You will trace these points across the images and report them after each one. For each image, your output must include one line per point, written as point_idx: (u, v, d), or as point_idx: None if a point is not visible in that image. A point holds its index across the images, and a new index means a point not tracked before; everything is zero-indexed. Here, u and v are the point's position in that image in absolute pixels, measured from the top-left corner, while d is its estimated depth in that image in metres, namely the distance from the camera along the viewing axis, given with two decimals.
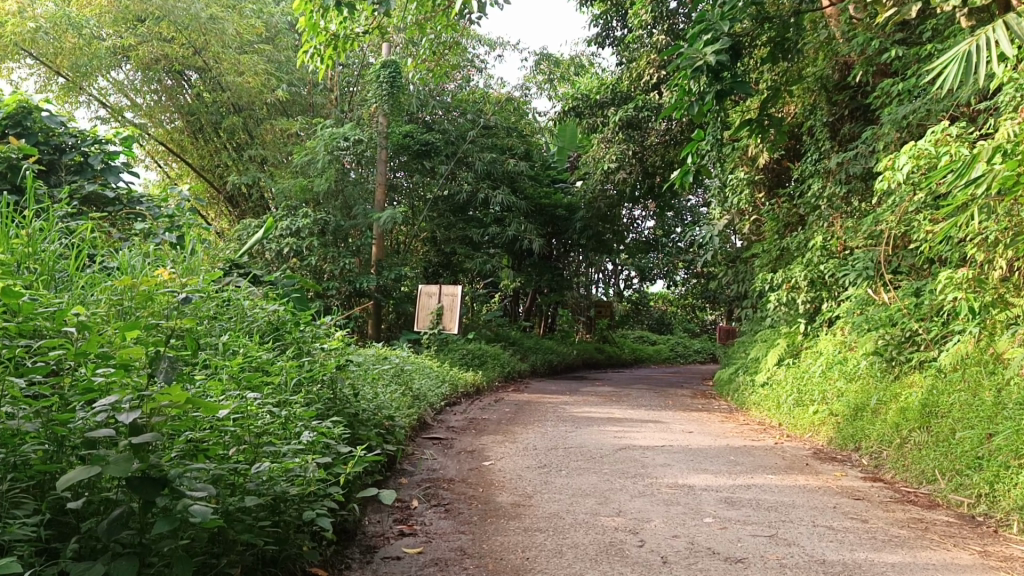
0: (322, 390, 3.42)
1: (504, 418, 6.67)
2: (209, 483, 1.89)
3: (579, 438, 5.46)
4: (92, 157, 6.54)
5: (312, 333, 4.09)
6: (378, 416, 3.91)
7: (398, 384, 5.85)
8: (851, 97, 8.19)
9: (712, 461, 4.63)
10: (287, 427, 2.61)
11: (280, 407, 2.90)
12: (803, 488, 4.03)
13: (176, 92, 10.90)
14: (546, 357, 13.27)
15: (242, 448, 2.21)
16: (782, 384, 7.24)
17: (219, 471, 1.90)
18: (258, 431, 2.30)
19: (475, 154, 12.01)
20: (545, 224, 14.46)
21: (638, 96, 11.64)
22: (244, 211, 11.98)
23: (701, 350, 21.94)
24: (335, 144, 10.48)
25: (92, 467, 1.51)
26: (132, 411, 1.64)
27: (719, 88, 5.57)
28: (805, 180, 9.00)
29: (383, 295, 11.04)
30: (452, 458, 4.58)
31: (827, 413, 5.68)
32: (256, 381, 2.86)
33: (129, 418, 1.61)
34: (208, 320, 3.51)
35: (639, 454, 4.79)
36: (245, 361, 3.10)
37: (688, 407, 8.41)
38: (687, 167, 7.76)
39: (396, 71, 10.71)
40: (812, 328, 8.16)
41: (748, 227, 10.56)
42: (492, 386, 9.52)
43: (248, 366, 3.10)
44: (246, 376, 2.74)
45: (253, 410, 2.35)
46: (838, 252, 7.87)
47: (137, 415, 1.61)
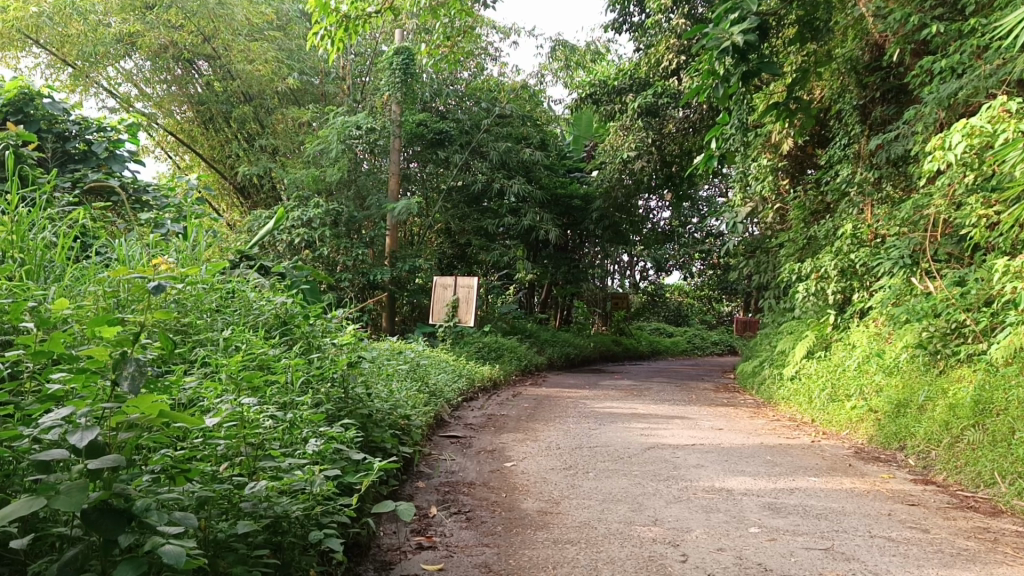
0: (332, 389, 3.13)
1: (522, 414, 6.39)
2: (191, 507, 1.62)
3: (605, 436, 5.18)
4: (96, 145, 6.33)
5: (322, 327, 3.79)
6: (393, 416, 3.63)
7: (413, 380, 5.58)
8: (883, 79, 7.84)
9: (749, 462, 4.34)
10: (293, 433, 2.35)
11: (285, 410, 2.63)
12: (851, 493, 3.73)
13: (186, 82, 10.71)
14: (563, 349, 12.99)
15: (236, 462, 1.97)
16: (813, 378, 6.93)
17: (203, 493, 1.63)
18: (256, 441, 2.05)
19: (490, 143, 11.72)
20: (562, 215, 14.14)
21: (657, 82, 11.32)
22: (256, 202, 11.74)
23: (719, 342, 21.60)
24: (348, 132, 10.23)
25: (36, 501, 1.26)
26: (88, 429, 1.38)
27: (746, 70, 5.25)
28: (833, 166, 8.68)
29: (397, 287, 10.79)
30: (472, 460, 4.30)
31: (867, 409, 5.38)
32: (258, 383, 2.60)
33: (84, 440, 1.35)
34: (208, 316, 3.27)
35: (670, 455, 4.50)
36: (247, 360, 2.85)
37: (712, 402, 8.13)
38: (711, 152, 7.46)
39: (409, 58, 10.43)
40: (842, 320, 7.84)
41: (772, 216, 10.22)
42: (510, 380, 9.26)
43: (253, 365, 2.83)
44: (246, 376, 2.47)
45: (250, 415, 2.09)
46: (869, 241, 7.59)
47: (94, 435, 1.35)
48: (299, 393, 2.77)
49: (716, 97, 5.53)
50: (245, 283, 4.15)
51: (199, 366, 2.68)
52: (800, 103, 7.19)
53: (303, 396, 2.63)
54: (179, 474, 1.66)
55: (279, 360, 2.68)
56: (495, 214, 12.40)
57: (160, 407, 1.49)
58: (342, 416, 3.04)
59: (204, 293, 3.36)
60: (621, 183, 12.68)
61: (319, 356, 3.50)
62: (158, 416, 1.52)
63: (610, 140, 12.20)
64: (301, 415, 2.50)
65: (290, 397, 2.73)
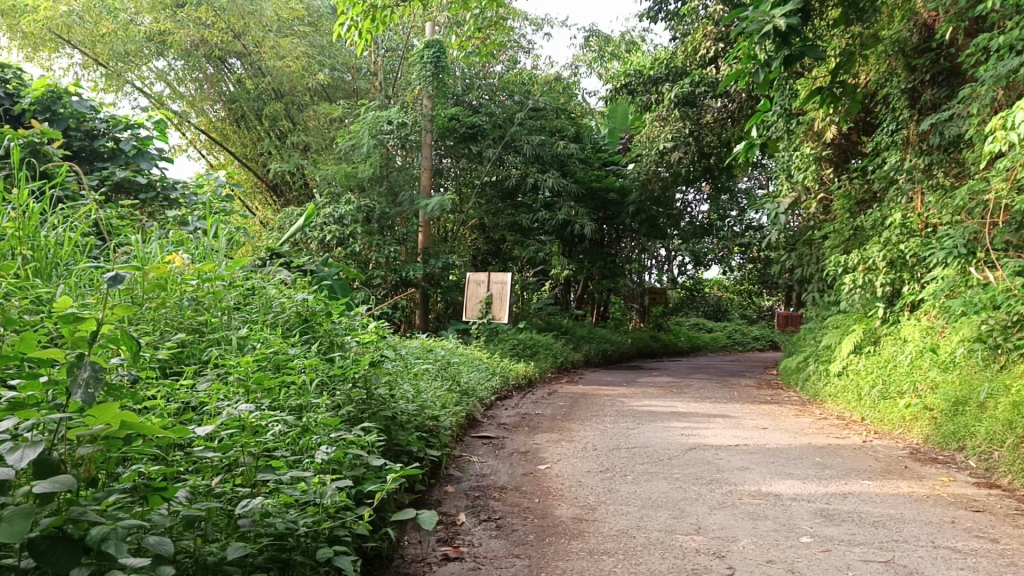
0: (354, 390, 2.97)
1: (558, 413, 6.20)
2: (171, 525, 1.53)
3: (644, 436, 4.96)
4: (123, 142, 6.26)
5: (345, 324, 3.63)
6: (420, 417, 3.46)
7: (444, 379, 5.41)
8: (933, 60, 7.51)
9: (798, 465, 4.09)
10: (306, 441, 2.19)
11: (301, 414, 2.48)
12: (909, 498, 3.47)
13: (218, 80, 10.69)
14: (600, 346, 12.76)
15: (237, 474, 1.85)
16: (862, 374, 6.64)
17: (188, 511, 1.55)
18: (261, 450, 1.93)
19: (523, 136, 11.52)
20: (597, 209, 13.89)
21: (695, 71, 11.03)
22: (289, 200, 11.67)
23: (761, 337, 21.13)
24: (379, 127, 10.12)
25: None
26: (35, 445, 1.31)
27: (788, 54, 5.00)
28: (880, 154, 8.34)
29: (430, 284, 10.64)
30: (504, 462, 4.12)
31: (921, 406, 5.09)
32: (268, 386, 2.45)
33: (29, 457, 1.29)
34: (226, 314, 3.15)
35: (712, 456, 4.28)
36: (263, 361, 2.73)
37: (756, 399, 7.86)
38: (752, 140, 7.19)
39: (440, 51, 10.27)
40: (892, 313, 7.52)
41: (815, 206, 9.87)
42: (545, 378, 9.07)
43: (264, 367, 2.69)
44: (254, 378, 2.32)
45: (252, 421, 1.98)
46: (920, 231, 7.27)
47: (38, 451, 1.29)
48: (315, 394, 2.62)
49: (755, 82, 5.28)
50: (268, 279, 4.01)
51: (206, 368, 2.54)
52: (845, 88, 6.89)
53: (318, 397, 2.49)
54: (154, 494, 1.55)
55: (291, 361, 2.53)
56: (530, 209, 12.20)
57: (124, 418, 1.41)
58: (365, 419, 2.88)
59: (222, 291, 3.24)
60: (658, 175, 12.39)
61: (343, 353, 3.33)
62: (121, 427, 1.44)
63: (647, 131, 11.93)
64: (314, 419, 2.35)
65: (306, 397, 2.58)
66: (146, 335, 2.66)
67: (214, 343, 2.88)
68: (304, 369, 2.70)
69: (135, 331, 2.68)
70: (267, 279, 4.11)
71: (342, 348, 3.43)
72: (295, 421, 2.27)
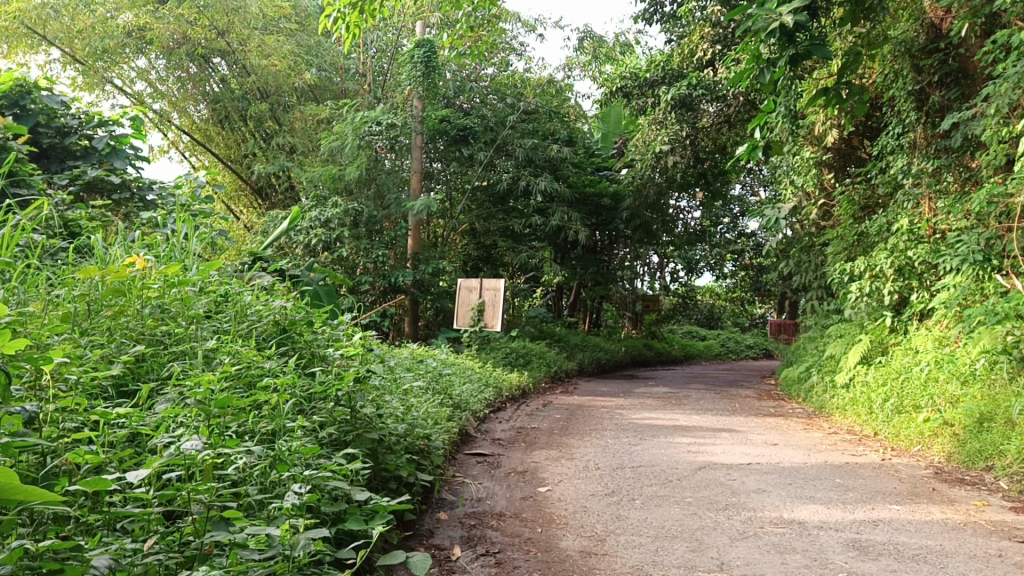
0: (336, 409, 2.65)
1: (556, 426, 5.90)
2: None
3: (648, 454, 4.66)
4: (97, 139, 5.94)
5: (326, 334, 3.30)
6: (411, 437, 3.14)
7: (435, 391, 5.11)
8: (941, 61, 7.22)
9: (817, 487, 3.80)
10: (275, 476, 1.91)
11: (271, 439, 2.17)
12: (945, 526, 3.18)
13: (202, 80, 10.39)
14: (594, 354, 12.46)
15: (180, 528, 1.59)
16: (870, 386, 6.38)
17: None
18: (210, 495, 1.66)
19: (516, 140, 11.24)
20: (590, 214, 13.49)
21: (691, 73, 10.77)
22: (275, 203, 11.34)
23: (754, 346, 20.86)
24: (367, 128, 9.84)
25: None
26: None
27: (793, 53, 4.72)
28: (884, 156, 8.14)
29: (420, 290, 10.32)
30: (501, 483, 3.81)
31: (941, 422, 4.81)
32: (234, 407, 2.14)
33: None
34: (194, 324, 2.84)
35: (724, 477, 3.97)
36: (229, 378, 2.41)
37: (758, 411, 7.56)
38: (754, 142, 6.96)
39: (431, 51, 9.97)
40: (900, 322, 7.25)
41: (815, 213, 9.63)
42: (539, 388, 8.76)
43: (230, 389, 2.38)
44: (216, 401, 1.99)
45: (196, 460, 1.69)
46: (927, 237, 7.05)
47: None
48: (289, 416, 2.30)
49: (759, 83, 5.00)
50: (245, 285, 3.68)
51: (165, 387, 2.23)
52: (850, 89, 6.67)
53: (291, 421, 2.18)
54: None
55: (262, 379, 2.22)
56: (522, 214, 11.89)
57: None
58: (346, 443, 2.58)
59: (191, 299, 2.93)
60: (653, 180, 12.11)
61: (326, 368, 3.00)
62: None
63: (643, 135, 11.62)
64: (289, 448, 2.03)
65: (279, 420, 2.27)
66: (96, 349, 2.37)
67: (178, 356, 2.57)
68: (277, 388, 2.40)
69: (81, 344, 2.38)
70: (244, 283, 3.80)
71: (324, 362, 3.11)
72: (264, 451, 1.97)
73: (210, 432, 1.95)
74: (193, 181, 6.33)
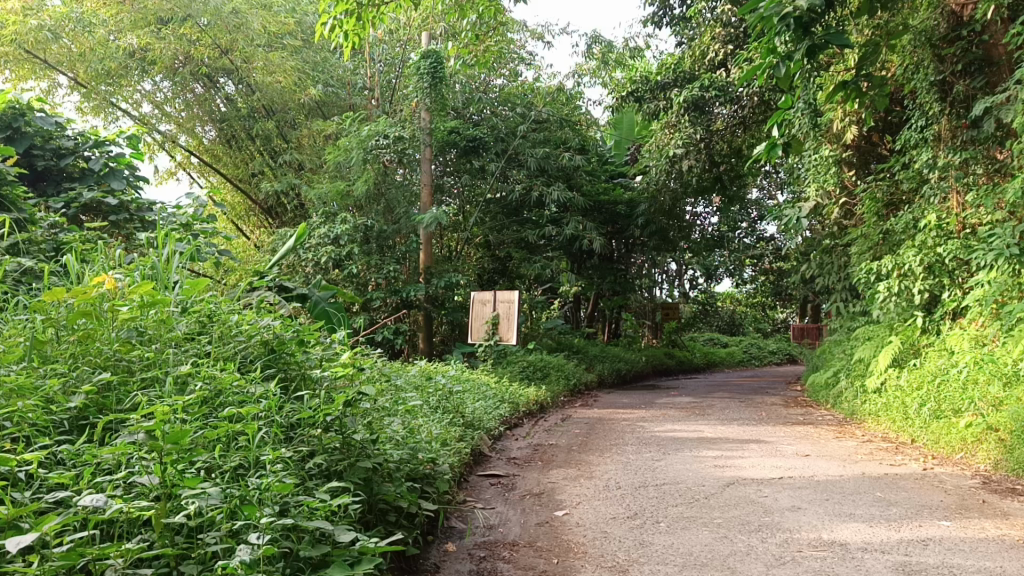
0: (327, 436, 2.42)
1: (575, 442, 5.64)
2: None
3: (673, 470, 4.39)
4: (93, 160, 5.76)
5: (318, 354, 3.05)
6: (412, 462, 2.90)
7: (446, 410, 4.86)
8: (964, 49, 6.92)
9: (857, 502, 3.51)
10: (237, 524, 1.69)
11: (244, 477, 1.95)
12: (1003, 544, 2.88)
13: (208, 100, 10.28)
14: (614, 365, 12.18)
15: None
16: (904, 390, 6.08)
17: None
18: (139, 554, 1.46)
19: (527, 150, 11.01)
20: (605, 222, 13.25)
21: (704, 74, 10.50)
22: (285, 221, 11.18)
23: (777, 351, 20.44)
24: (373, 142, 9.67)
25: None
26: None
27: (811, 44, 4.46)
28: (909, 150, 7.86)
29: (434, 305, 10.10)
30: (516, 508, 3.56)
31: (985, 426, 4.49)
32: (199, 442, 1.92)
33: None
34: (171, 346, 2.63)
35: (755, 493, 3.70)
36: (200, 407, 2.18)
37: (786, 419, 7.25)
38: (773, 140, 6.67)
39: (438, 61, 9.79)
40: (931, 322, 6.93)
41: (837, 213, 9.34)
42: (557, 402, 8.50)
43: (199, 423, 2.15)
44: (171, 436, 1.77)
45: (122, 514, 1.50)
46: (957, 232, 6.75)
47: None
48: (266, 449, 2.08)
49: (775, 77, 4.74)
50: (237, 304, 3.44)
51: (128, 419, 2.01)
52: (871, 81, 6.41)
53: (264, 455, 1.95)
54: None
55: (229, 409, 2.01)
56: (536, 225, 11.65)
57: None
58: (333, 475, 2.35)
59: (169, 320, 2.72)
60: (668, 187, 11.84)
61: (314, 393, 2.76)
62: None
63: (656, 140, 11.35)
64: (259, 486, 1.83)
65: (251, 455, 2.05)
66: (54, 379, 2.17)
67: (149, 385, 2.35)
68: (255, 418, 2.18)
69: (38, 375, 2.19)
70: (236, 301, 3.57)
71: (313, 386, 2.87)
72: (226, 493, 1.76)
73: (165, 474, 1.72)
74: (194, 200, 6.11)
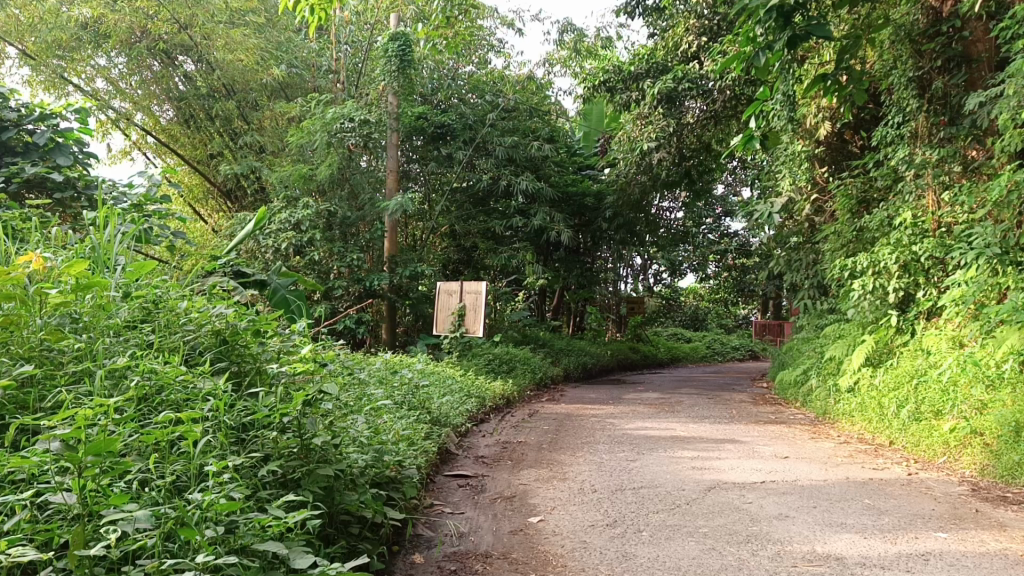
0: (284, 441, 2.17)
1: (544, 440, 5.41)
2: None
3: (649, 471, 4.19)
4: (38, 134, 5.31)
5: (275, 346, 2.77)
6: (377, 467, 2.65)
7: (411, 407, 4.60)
8: (944, 45, 6.79)
9: (848, 510, 3.33)
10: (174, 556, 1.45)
11: (184, 494, 1.70)
12: (1007, 560, 2.71)
13: (166, 78, 9.79)
14: (580, 359, 12.00)
15: None
16: (880, 390, 5.95)
17: None
18: None
19: (496, 138, 10.73)
20: (573, 214, 13.03)
21: (678, 65, 10.30)
22: (244, 206, 10.79)
23: (740, 347, 20.46)
24: (338, 125, 9.34)
25: None
26: None
27: (792, 34, 4.34)
28: (885, 147, 7.75)
29: (397, 295, 9.80)
30: (486, 513, 3.33)
31: (969, 430, 4.37)
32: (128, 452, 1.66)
33: None
34: (108, 336, 2.34)
35: (738, 499, 3.50)
36: (135, 410, 1.92)
37: (757, 417, 7.11)
38: (751, 131, 6.49)
39: (406, 44, 9.48)
40: (906, 322, 6.77)
41: (808, 209, 9.23)
42: (523, 396, 8.28)
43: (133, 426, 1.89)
44: (93, 447, 1.51)
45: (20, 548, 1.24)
46: (932, 231, 6.66)
47: None
48: (210, 460, 1.82)
49: (756, 68, 4.58)
50: (186, 289, 3.14)
51: (47, 422, 1.74)
52: (850, 75, 6.27)
53: (207, 466, 1.71)
54: None
55: (166, 413, 1.75)
56: (503, 215, 11.40)
57: None
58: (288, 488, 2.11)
59: (105, 306, 2.44)
60: (637, 180, 11.64)
61: (266, 391, 2.49)
62: None
63: (627, 132, 11.16)
64: (201, 504, 1.58)
65: (190, 466, 1.79)
66: None
67: (78, 380, 2.08)
68: (199, 423, 1.92)
69: None
70: (186, 286, 3.28)
71: (267, 382, 2.59)
72: (159, 516, 1.51)
73: (85, 492, 1.46)
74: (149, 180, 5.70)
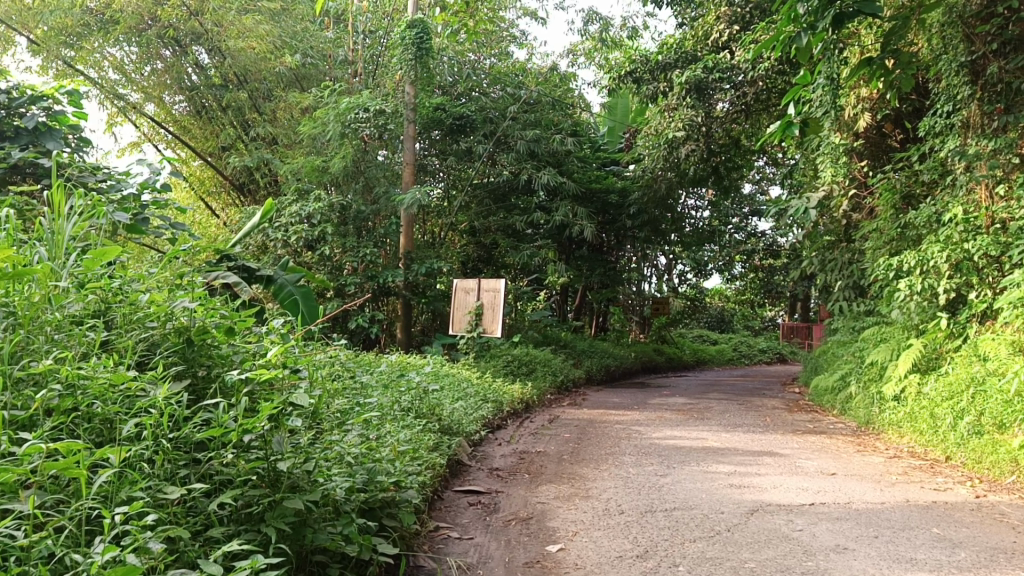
0: (239, 473, 1.88)
1: (565, 450, 4.99)
2: None
3: (682, 490, 3.75)
4: (26, 117, 4.58)
5: (250, 347, 2.38)
6: (364, 493, 2.26)
7: (418, 413, 4.19)
8: (1001, 26, 6.22)
9: (917, 543, 2.88)
10: None
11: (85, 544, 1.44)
12: None
13: (177, 67, 9.38)
14: (603, 361, 11.56)
15: None
16: (929, 400, 5.48)
17: None
18: None
19: (516, 132, 10.28)
20: (596, 212, 12.54)
21: (708, 55, 9.80)
22: (258, 199, 10.43)
23: (767, 350, 19.88)
24: (352, 115, 8.95)
25: None
26: None
27: (838, 9, 3.89)
28: (934, 137, 7.22)
29: (412, 292, 9.41)
30: (498, 539, 2.91)
31: None
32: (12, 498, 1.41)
33: None
34: (36, 328, 1.98)
35: (785, 526, 3.08)
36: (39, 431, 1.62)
37: (794, 426, 6.63)
38: (790, 117, 5.99)
39: (425, 31, 9.06)
40: (956, 325, 6.26)
41: (847, 206, 8.72)
42: (543, 399, 7.87)
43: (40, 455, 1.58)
44: None
45: None
46: (985, 228, 6.15)
47: None
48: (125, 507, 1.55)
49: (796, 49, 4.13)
50: (158, 276, 2.75)
51: None
52: (895, 58, 5.78)
53: (112, 517, 1.44)
54: None
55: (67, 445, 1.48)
56: (524, 211, 10.98)
57: None
58: (247, 531, 1.80)
59: (42, 292, 2.07)
60: (664, 175, 11.15)
61: (231, 403, 2.14)
62: None
63: (654, 125, 10.68)
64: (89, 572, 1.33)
65: (82, 512, 1.49)
66: None
67: None
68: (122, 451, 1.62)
69: None
70: (160, 273, 2.88)
71: (235, 391, 2.20)
72: None
73: None
74: (155, 172, 5.16)
